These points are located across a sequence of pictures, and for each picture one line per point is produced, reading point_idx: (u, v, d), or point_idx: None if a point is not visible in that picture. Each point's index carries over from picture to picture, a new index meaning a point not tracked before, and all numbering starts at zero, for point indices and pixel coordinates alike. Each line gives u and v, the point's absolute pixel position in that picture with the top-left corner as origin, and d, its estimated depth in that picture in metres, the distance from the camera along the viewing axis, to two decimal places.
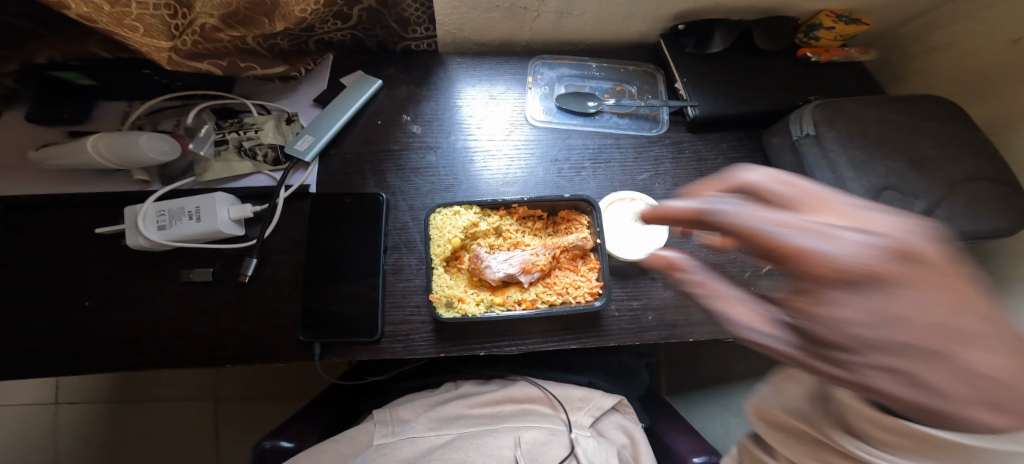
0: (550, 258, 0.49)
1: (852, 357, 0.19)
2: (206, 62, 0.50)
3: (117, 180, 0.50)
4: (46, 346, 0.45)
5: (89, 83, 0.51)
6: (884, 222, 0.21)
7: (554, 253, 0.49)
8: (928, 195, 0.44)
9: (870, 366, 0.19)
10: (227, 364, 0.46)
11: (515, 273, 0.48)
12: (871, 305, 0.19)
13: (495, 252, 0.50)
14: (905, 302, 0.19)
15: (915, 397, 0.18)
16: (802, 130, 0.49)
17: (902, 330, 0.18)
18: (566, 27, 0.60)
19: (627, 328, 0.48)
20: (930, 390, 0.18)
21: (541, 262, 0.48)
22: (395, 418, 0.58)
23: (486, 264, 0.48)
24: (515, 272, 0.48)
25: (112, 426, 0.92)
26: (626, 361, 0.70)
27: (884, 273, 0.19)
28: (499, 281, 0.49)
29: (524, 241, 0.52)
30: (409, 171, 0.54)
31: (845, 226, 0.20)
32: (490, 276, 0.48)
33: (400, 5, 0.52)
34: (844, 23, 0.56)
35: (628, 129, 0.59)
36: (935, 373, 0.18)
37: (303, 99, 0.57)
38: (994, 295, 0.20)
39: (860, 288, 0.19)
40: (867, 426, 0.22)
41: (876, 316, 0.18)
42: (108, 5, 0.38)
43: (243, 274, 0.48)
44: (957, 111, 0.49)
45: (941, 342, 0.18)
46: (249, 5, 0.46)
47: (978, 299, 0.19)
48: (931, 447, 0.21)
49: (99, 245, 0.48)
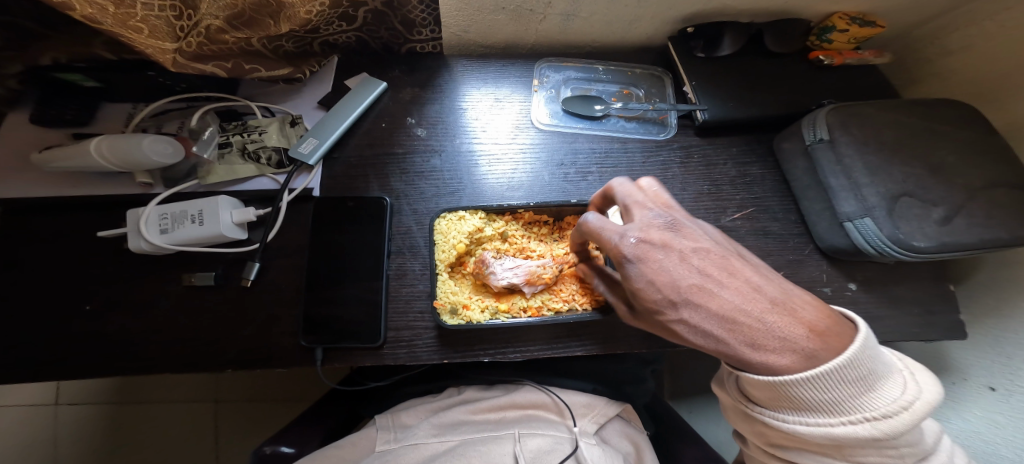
0: (556, 271, 0.48)
1: (667, 316, 0.33)
2: (211, 64, 0.49)
3: (120, 182, 0.49)
4: (46, 349, 0.45)
5: (93, 85, 0.50)
6: (660, 220, 0.35)
7: (561, 267, 0.49)
8: (946, 202, 0.43)
9: (675, 322, 0.33)
10: (227, 369, 0.45)
11: (518, 282, 0.47)
12: (649, 277, 0.34)
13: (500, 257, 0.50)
14: (660, 272, 0.33)
15: (709, 342, 0.31)
16: (815, 135, 0.48)
17: (676, 289, 0.32)
18: (573, 30, 0.59)
19: (634, 334, 0.47)
20: (708, 334, 0.31)
21: (547, 275, 0.48)
22: (398, 424, 0.58)
23: (491, 269, 0.48)
24: (518, 282, 0.47)
25: (113, 427, 0.92)
26: (632, 368, 0.69)
27: (661, 256, 0.34)
28: (502, 288, 0.48)
29: (529, 246, 0.51)
30: (413, 174, 0.54)
31: (644, 225, 0.35)
32: (493, 282, 0.47)
33: (406, 7, 0.52)
34: (858, 25, 0.55)
35: (636, 133, 0.58)
36: (705, 319, 0.31)
37: (307, 102, 0.57)
38: (731, 257, 0.33)
39: (638, 268, 0.34)
40: (747, 386, 0.32)
41: (665, 287, 0.33)
42: (113, 6, 0.38)
43: (245, 278, 0.47)
44: (975, 116, 0.48)
45: (699, 298, 0.31)
46: (254, 6, 0.45)
47: (709, 261, 0.33)
48: (782, 398, 0.30)
49: (101, 247, 0.48)
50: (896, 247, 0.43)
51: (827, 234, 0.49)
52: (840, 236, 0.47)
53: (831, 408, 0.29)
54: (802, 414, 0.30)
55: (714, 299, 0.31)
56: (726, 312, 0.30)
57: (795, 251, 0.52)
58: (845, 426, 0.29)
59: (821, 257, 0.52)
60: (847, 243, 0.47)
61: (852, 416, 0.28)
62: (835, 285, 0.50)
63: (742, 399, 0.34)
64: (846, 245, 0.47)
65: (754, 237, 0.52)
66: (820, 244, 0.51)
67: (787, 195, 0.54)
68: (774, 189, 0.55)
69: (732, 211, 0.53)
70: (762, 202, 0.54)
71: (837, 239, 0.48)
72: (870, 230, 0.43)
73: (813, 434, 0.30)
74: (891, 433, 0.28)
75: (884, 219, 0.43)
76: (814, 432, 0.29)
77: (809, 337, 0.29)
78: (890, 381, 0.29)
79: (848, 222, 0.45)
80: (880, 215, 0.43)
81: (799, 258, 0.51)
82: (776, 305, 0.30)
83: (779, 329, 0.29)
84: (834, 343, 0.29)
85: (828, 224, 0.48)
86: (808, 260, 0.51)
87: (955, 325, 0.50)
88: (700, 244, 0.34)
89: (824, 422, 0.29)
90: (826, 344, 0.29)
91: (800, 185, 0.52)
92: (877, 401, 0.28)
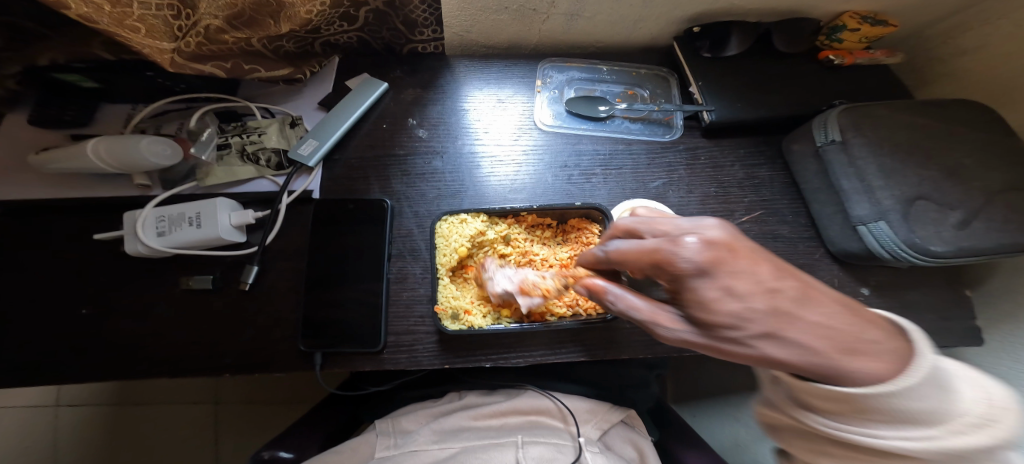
0: (557, 284, 0.46)
1: (747, 330, 0.29)
2: (209, 65, 0.49)
3: (118, 184, 0.49)
4: (42, 353, 0.44)
5: (92, 86, 0.50)
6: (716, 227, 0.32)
7: (564, 281, 0.46)
8: (964, 206, 0.42)
9: (754, 337, 0.29)
10: (225, 374, 0.44)
11: (512, 290, 0.45)
12: (723, 285, 0.29)
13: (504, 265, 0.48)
14: (733, 281, 0.29)
15: (799, 356, 0.27)
16: (826, 136, 0.47)
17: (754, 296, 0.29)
18: (576, 30, 0.58)
19: (639, 340, 0.46)
20: (799, 345, 0.27)
21: (545, 285, 0.45)
22: (399, 429, 0.57)
23: (489, 275, 0.46)
24: (513, 290, 0.44)
25: (113, 429, 0.91)
26: (636, 373, 0.67)
27: (728, 262, 0.30)
28: (498, 297, 0.46)
29: (532, 248, 0.49)
30: (414, 176, 0.53)
31: (698, 230, 0.32)
32: (490, 288, 0.45)
33: (407, 7, 0.51)
34: (868, 24, 0.54)
35: (641, 134, 0.57)
36: (798, 332, 0.28)
37: (307, 103, 0.56)
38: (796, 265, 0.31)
39: (707, 277, 0.30)
40: (811, 400, 0.28)
41: (746, 296, 0.29)
42: (108, 5, 0.37)
43: (243, 281, 0.46)
44: (991, 116, 0.46)
45: (785, 304, 0.28)
46: (254, 6, 0.45)
47: (784, 269, 0.30)
48: (855, 409, 0.27)
49: (99, 250, 0.47)
50: (911, 252, 0.41)
51: (839, 238, 0.48)
52: (853, 240, 0.46)
53: (931, 417, 0.24)
54: (900, 428, 0.25)
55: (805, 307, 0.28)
56: (819, 320, 0.27)
57: (805, 255, 0.51)
58: (958, 439, 0.24)
59: (832, 261, 0.50)
60: (860, 247, 0.45)
61: (954, 424, 0.24)
62: (847, 290, 0.49)
63: (800, 418, 0.30)
64: (860, 249, 0.46)
65: (762, 241, 0.51)
66: (831, 248, 0.50)
67: (796, 198, 0.53)
68: (783, 192, 0.54)
69: (740, 214, 0.52)
70: (771, 205, 0.53)
71: (850, 243, 0.46)
72: (884, 234, 0.42)
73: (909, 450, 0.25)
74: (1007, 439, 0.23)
75: (900, 223, 0.42)
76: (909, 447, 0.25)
77: (888, 337, 0.27)
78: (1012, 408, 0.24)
79: (861, 226, 0.44)
80: (894, 219, 0.42)
81: (810, 262, 0.50)
82: (852, 308, 0.29)
83: (870, 334, 0.27)
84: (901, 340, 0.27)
85: (841, 227, 0.47)
86: (819, 264, 0.50)
87: (971, 330, 0.49)
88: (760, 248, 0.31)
89: (924, 435, 0.25)
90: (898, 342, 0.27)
91: (810, 188, 0.51)
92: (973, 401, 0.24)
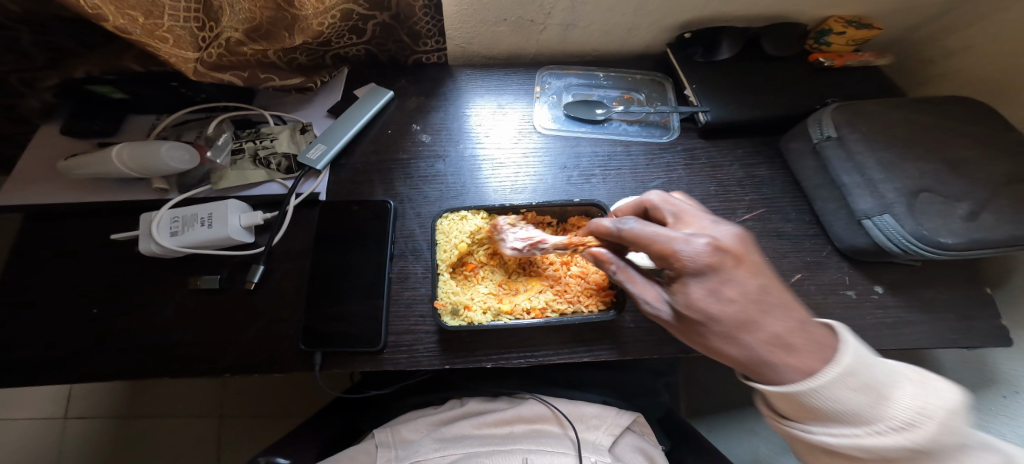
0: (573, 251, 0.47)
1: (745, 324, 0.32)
2: (229, 73, 0.51)
3: (138, 188, 0.52)
4: (58, 351, 0.45)
5: (122, 97, 0.53)
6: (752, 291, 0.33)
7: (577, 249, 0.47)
8: (970, 199, 0.41)
9: (714, 327, 0.33)
10: (226, 372, 0.45)
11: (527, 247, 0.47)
12: None
13: (518, 223, 0.49)
14: (728, 283, 0.33)
15: (744, 354, 0.32)
16: (822, 133, 0.48)
17: (736, 306, 0.33)
18: (572, 39, 0.60)
19: (643, 339, 0.46)
20: (726, 305, 0.33)
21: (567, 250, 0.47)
22: (399, 439, 0.55)
23: (502, 235, 0.48)
24: (528, 246, 0.47)
25: (114, 443, 0.89)
26: (643, 379, 0.67)
27: (717, 280, 0.33)
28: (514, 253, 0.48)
29: (509, 235, 0.48)
30: (417, 179, 0.54)
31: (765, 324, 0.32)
32: (503, 247, 0.48)
33: (412, 19, 0.54)
34: (853, 27, 0.56)
35: (638, 136, 0.58)
36: (750, 335, 0.32)
37: (317, 111, 0.59)
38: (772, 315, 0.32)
39: (703, 276, 0.34)
40: (773, 398, 0.33)
41: (730, 301, 0.33)
42: (142, 17, 0.41)
43: (249, 281, 0.48)
44: (989, 112, 0.47)
45: (770, 348, 0.31)
46: (271, 21, 0.49)
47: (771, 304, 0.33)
48: (805, 408, 0.31)
49: (120, 251, 0.50)
50: (921, 245, 0.41)
51: (846, 235, 0.47)
52: (859, 235, 0.46)
53: (858, 417, 0.29)
54: (830, 427, 0.30)
55: (789, 310, 0.33)
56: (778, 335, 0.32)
57: (812, 252, 0.50)
58: (873, 439, 0.29)
59: (840, 259, 0.50)
60: (867, 242, 0.45)
61: (876, 426, 0.29)
62: (859, 288, 0.48)
63: (775, 416, 0.34)
64: (867, 245, 0.45)
65: (767, 239, 0.51)
66: (839, 246, 0.50)
67: (799, 196, 0.53)
68: (784, 190, 0.54)
69: (742, 212, 0.52)
70: (773, 203, 0.53)
71: (857, 239, 0.46)
72: (890, 227, 0.42)
73: (843, 445, 0.30)
74: (921, 444, 0.27)
75: (905, 216, 0.41)
76: (842, 442, 0.30)
77: (811, 346, 0.31)
78: (901, 384, 0.29)
79: (866, 220, 0.44)
80: (900, 212, 0.41)
81: (817, 260, 0.50)
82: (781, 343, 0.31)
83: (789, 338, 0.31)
84: (822, 362, 0.31)
85: (846, 223, 0.47)
86: (827, 263, 0.50)
87: (996, 331, 0.47)
88: (741, 283, 0.33)
89: (851, 433, 0.29)
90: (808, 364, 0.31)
91: (811, 185, 0.51)
92: (893, 410, 0.28)
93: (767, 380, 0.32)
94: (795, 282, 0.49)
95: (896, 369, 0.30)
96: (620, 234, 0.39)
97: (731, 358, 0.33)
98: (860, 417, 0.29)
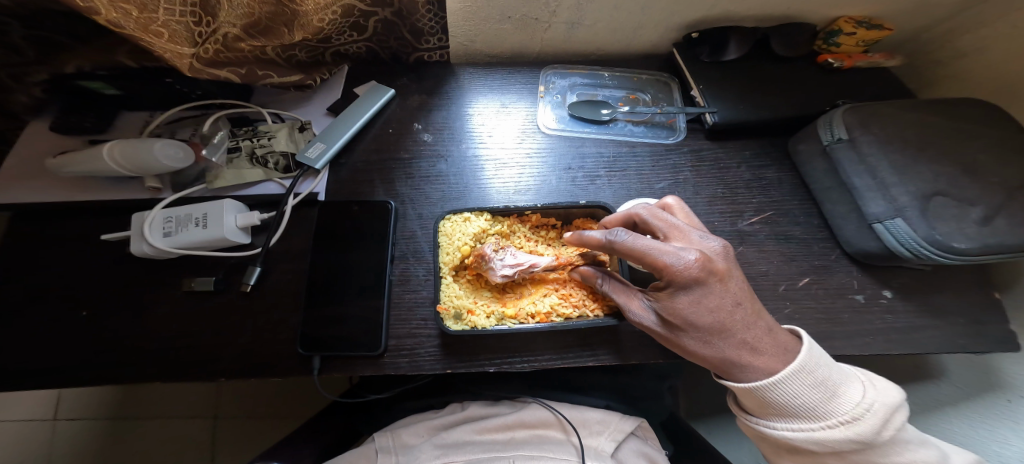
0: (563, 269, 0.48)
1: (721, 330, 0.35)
2: (225, 70, 0.50)
3: (131, 187, 0.50)
4: (47, 353, 0.43)
5: (113, 93, 0.51)
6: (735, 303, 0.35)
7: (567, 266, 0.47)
8: (984, 203, 0.41)
9: (693, 334, 0.36)
10: (222, 376, 0.43)
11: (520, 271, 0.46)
12: None
13: (501, 247, 0.47)
14: (711, 293, 0.35)
15: (719, 358, 0.36)
16: (833, 135, 0.47)
17: (715, 317, 0.35)
18: (577, 38, 0.59)
19: (649, 343, 0.45)
20: (707, 313, 0.35)
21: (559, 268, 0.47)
22: (399, 444, 0.54)
23: (490, 264, 0.46)
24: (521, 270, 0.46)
25: (106, 445, 0.87)
26: (647, 383, 0.66)
27: (702, 291, 0.35)
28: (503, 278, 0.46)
29: (496, 263, 0.46)
30: (419, 179, 0.53)
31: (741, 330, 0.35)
32: (493, 276, 0.46)
33: (414, 16, 0.52)
34: (864, 28, 0.55)
35: (644, 137, 0.57)
36: (725, 341, 0.35)
37: (316, 108, 0.57)
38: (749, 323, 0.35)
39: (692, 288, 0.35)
40: (741, 397, 0.37)
41: (709, 310, 0.35)
42: (136, 10, 0.39)
43: (245, 283, 0.46)
44: (1001, 115, 0.46)
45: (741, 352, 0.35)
46: (270, 16, 0.48)
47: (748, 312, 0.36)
48: (769, 406, 0.35)
49: (112, 251, 0.48)
50: (934, 249, 0.40)
51: (855, 239, 0.47)
52: (870, 239, 0.45)
53: (816, 413, 0.34)
54: (787, 420, 0.35)
55: (761, 318, 0.36)
56: (751, 342, 0.35)
57: (820, 256, 0.50)
58: (823, 431, 0.33)
59: (849, 262, 0.49)
60: (879, 246, 0.44)
61: (829, 421, 0.33)
62: (869, 293, 0.48)
63: (739, 410, 0.39)
64: (877, 249, 0.44)
65: (774, 241, 0.50)
66: (847, 249, 0.49)
67: (807, 199, 0.53)
68: (791, 193, 0.53)
69: (749, 214, 0.52)
70: (781, 206, 0.52)
71: (867, 243, 0.45)
72: (903, 232, 0.41)
73: (799, 437, 0.34)
74: (859, 433, 0.33)
75: (918, 220, 0.41)
76: (799, 435, 0.34)
77: (778, 350, 0.35)
78: (852, 384, 0.34)
79: (878, 224, 0.43)
80: (913, 215, 0.41)
81: (826, 264, 0.49)
82: (751, 347, 0.35)
83: (760, 343, 0.35)
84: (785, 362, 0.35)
85: (855, 226, 0.46)
86: (836, 266, 0.49)
87: (1005, 335, 0.47)
88: (723, 295, 0.35)
89: (808, 427, 0.34)
90: (772, 365, 0.35)
91: (820, 187, 0.50)
92: (843, 406, 0.33)
93: (735, 377, 0.36)
94: (803, 286, 0.48)
95: (848, 371, 0.35)
96: (613, 246, 0.38)
97: (705, 359, 0.36)
98: (818, 413, 0.34)
